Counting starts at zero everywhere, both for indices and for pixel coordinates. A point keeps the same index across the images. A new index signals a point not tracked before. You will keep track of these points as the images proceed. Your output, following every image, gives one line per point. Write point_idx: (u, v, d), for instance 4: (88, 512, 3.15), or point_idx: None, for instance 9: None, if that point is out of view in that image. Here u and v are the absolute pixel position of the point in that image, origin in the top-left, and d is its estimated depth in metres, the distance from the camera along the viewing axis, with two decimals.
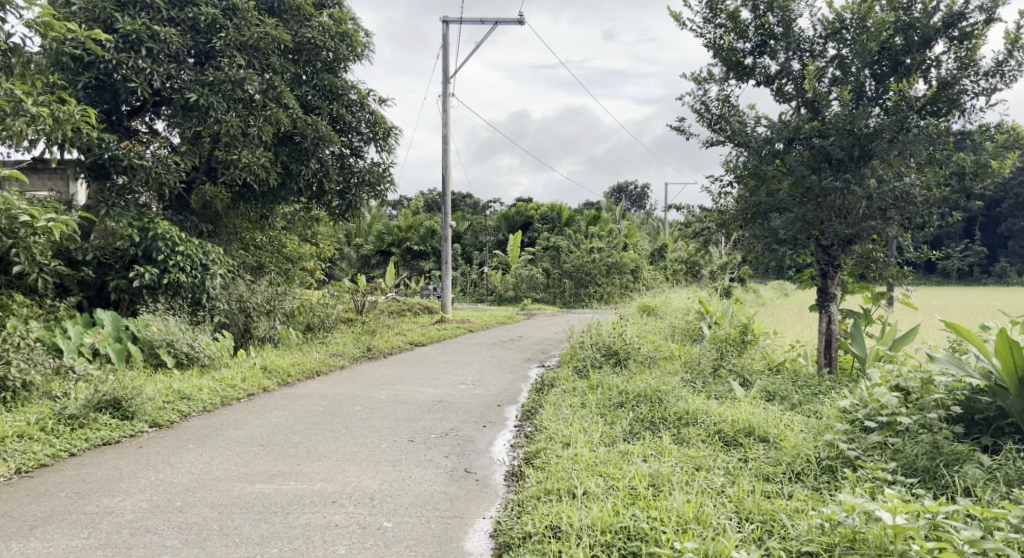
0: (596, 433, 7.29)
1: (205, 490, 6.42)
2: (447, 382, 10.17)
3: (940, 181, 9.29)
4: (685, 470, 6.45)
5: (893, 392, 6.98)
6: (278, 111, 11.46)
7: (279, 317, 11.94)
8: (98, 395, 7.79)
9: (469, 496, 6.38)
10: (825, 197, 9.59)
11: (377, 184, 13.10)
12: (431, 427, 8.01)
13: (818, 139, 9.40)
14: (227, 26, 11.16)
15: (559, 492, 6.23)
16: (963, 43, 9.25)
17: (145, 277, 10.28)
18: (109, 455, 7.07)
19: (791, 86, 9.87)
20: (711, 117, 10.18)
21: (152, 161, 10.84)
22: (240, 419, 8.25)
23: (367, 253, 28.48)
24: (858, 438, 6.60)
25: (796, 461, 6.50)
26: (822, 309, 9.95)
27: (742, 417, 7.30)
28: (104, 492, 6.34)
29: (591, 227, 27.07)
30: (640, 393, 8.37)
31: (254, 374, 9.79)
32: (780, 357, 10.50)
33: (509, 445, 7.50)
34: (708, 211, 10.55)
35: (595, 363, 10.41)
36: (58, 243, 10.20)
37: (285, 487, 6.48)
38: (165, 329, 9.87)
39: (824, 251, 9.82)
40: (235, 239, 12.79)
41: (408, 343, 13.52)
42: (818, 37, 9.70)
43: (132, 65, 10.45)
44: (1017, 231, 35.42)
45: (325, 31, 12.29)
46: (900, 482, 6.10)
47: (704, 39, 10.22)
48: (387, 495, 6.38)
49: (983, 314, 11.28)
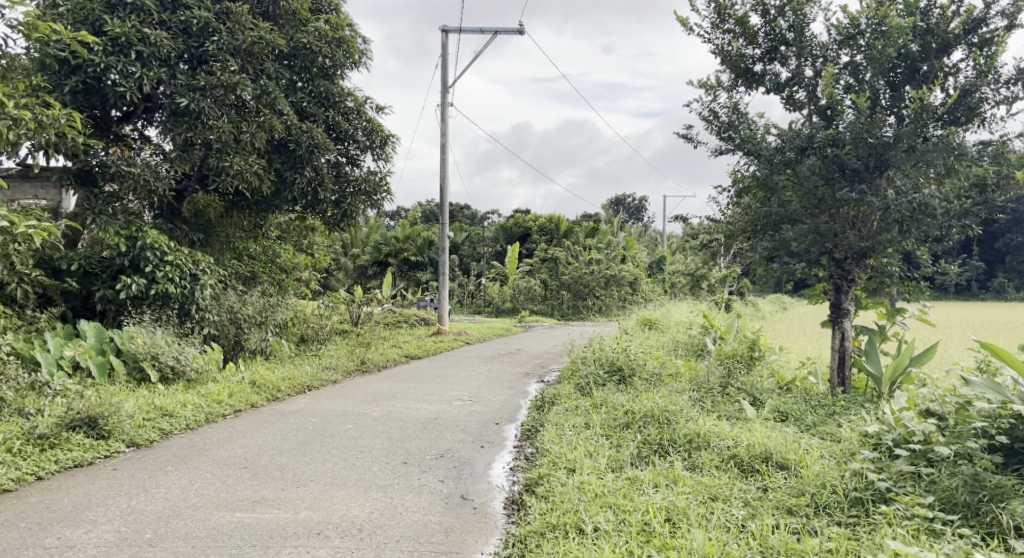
0: (602, 457, 6.84)
1: (179, 519, 5.96)
2: (443, 398, 9.72)
3: (961, 193, 8.87)
4: (701, 503, 6.01)
5: (925, 418, 6.50)
6: (272, 117, 11.05)
7: (271, 328, 11.47)
8: (71, 413, 7.35)
9: (466, 528, 5.93)
10: (838, 209, 9.14)
11: (374, 194, 12.64)
12: (427, 448, 7.55)
13: (831, 148, 8.96)
14: (220, 30, 10.68)
15: (566, 527, 5.78)
16: (983, 50, 8.84)
17: (132, 287, 9.83)
18: (80, 479, 6.62)
19: (802, 93, 9.47)
20: (720, 125, 9.73)
21: (141, 167, 10.33)
22: (224, 438, 7.78)
23: (364, 263, 28.05)
24: (887, 467, 6.17)
25: (821, 493, 6.04)
26: (834, 325, 9.45)
27: (758, 441, 6.87)
28: (70, 523, 5.88)
29: (590, 239, 26.63)
30: (647, 413, 7.87)
31: (242, 389, 9.33)
32: (789, 375, 10.01)
33: (509, 468, 7.04)
34: (717, 222, 10.15)
35: (599, 380, 9.92)
36: (40, 252, 9.75)
37: (267, 516, 6.02)
38: (150, 342, 9.38)
39: (836, 265, 9.25)
40: (228, 249, 12.31)
41: (403, 355, 13.03)
42: (831, 43, 9.29)
43: (121, 69, 9.99)
44: (1014, 245, 35.23)
45: (321, 37, 11.88)
46: (941, 519, 5.65)
47: (712, 45, 9.81)
48: (377, 526, 5.92)
49: (1002, 332, 10.85)
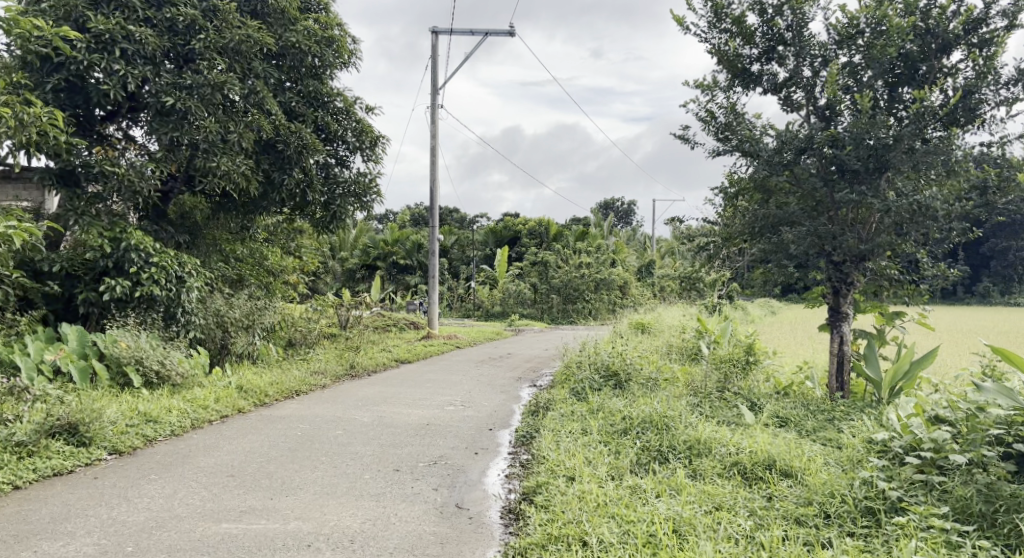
0: (602, 465, 6.65)
1: (162, 531, 5.74)
2: (434, 403, 9.51)
3: (962, 195, 8.68)
4: (706, 513, 5.86)
5: (935, 424, 6.37)
6: (260, 117, 10.84)
7: (258, 331, 11.24)
8: (51, 420, 7.12)
9: (463, 539, 5.75)
10: (837, 211, 8.93)
11: (363, 196, 12.40)
12: (420, 454, 7.35)
13: (831, 148, 8.78)
14: (206, 28, 10.46)
15: (568, 540, 5.60)
16: (983, 50, 8.58)
17: (116, 290, 9.59)
18: (58, 489, 6.38)
19: (800, 94, 9.25)
20: (717, 126, 9.53)
21: (126, 167, 10.09)
22: (210, 444, 7.56)
23: (352, 266, 27.83)
24: (897, 474, 6.05)
25: (831, 503, 5.93)
26: (833, 329, 9.23)
27: (761, 448, 6.71)
28: (47, 535, 5.65)
29: (579, 242, 26.48)
30: (645, 418, 7.65)
31: (229, 394, 9.09)
32: (786, 380, 9.81)
33: (505, 475, 6.85)
34: (713, 224, 9.98)
35: (594, 384, 9.71)
36: (21, 253, 9.50)
37: (255, 527, 5.80)
38: (134, 345, 9.13)
39: (835, 267, 9.03)
40: (215, 251, 12.08)
41: (393, 359, 12.82)
42: (829, 43, 9.04)
43: (105, 66, 9.77)
44: (1001, 250, 35.15)
45: (310, 36, 11.65)
46: (958, 531, 5.52)
47: (708, 45, 9.61)
48: (370, 537, 5.73)
49: (1000, 335, 10.75)
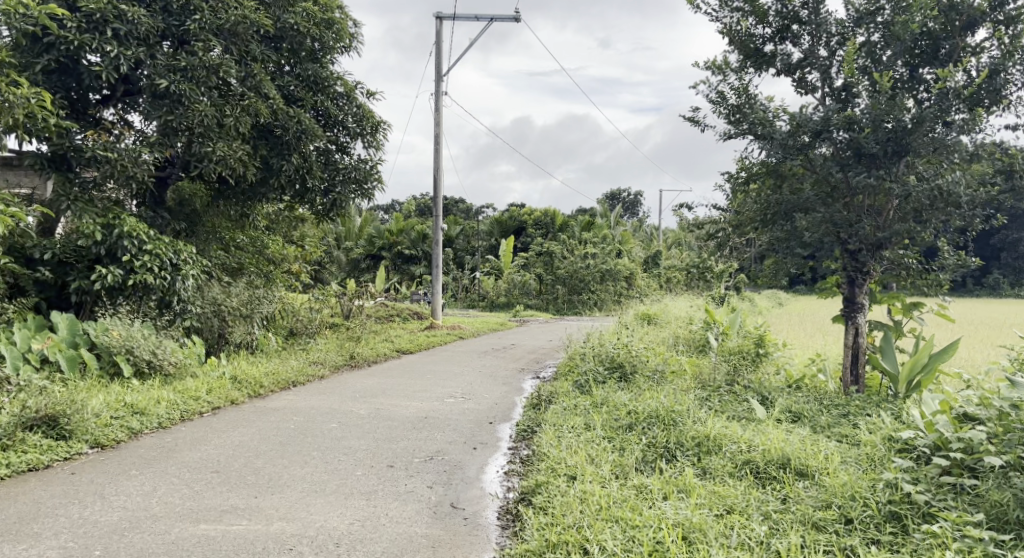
0: (605, 463, 6.31)
1: (136, 532, 5.41)
2: (434, 395, 9.16)
3: (986, 180, 8.26)
4: (716, 518, 5.52)
5: (962, 423, 6.07)
6: (257, 101, 10.38)
7: (257, 320, 10.92)
8: (29, 412, 6.78)
9: (457, 542, 5.42)
10: (853, 197, 8.52)
11: (364, 182, 12.03)
12: (414, 450, 6.98)
13: (846, 132, 8.31)
14: (201, 7, 10.05)
15: (568, 547, 5.26)
16: (1010, 28, 8.10)
17: (107, 279, 9.20)
18: (31, 485, 6.06)
19: (816, 75, 8.78)
20: (728, 109, 9.09)
21: (120, 151, 9.65)
22: (197, 438, 7.21)
23: (357, 256, 27.50)
24: (923, 475, 5.72)
25: (851, 506, 5.58)
26: (848, 321, 8.77)
27: (775, 446, 6.35)
28: (11, 537, 5.31)
29: (585, 233, 26.00)
30: (653, 413, 7.28)
31: (222, 385, 8.75)
32: (797, 372, 9.42)
33: (503, 473, 6.50)
34: (724, 210, 9.47)
35: (598, 377, 9.33)
36: (8, 239, 9.15)
37: (234, 529, 5.47)
38: (125, 334, 8.77)
39: (851, 256, 8.57)
40: (212, 239, 11.73)
41: (393, 349, 12.52)
42: (848, 21, 8.58)
43: (96, 47, 9.37)
44: (1011, 242, 34.64)
45: (309, 18, 11.24)
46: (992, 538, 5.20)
47: (719, 24, 9.17)
48: (358, 540, 5.40)
49: (1006, 331, 10.55)
